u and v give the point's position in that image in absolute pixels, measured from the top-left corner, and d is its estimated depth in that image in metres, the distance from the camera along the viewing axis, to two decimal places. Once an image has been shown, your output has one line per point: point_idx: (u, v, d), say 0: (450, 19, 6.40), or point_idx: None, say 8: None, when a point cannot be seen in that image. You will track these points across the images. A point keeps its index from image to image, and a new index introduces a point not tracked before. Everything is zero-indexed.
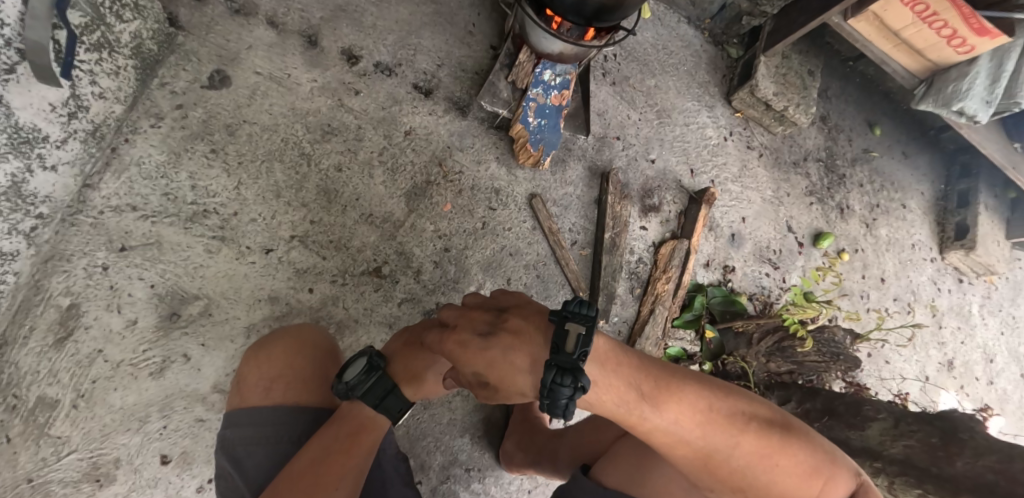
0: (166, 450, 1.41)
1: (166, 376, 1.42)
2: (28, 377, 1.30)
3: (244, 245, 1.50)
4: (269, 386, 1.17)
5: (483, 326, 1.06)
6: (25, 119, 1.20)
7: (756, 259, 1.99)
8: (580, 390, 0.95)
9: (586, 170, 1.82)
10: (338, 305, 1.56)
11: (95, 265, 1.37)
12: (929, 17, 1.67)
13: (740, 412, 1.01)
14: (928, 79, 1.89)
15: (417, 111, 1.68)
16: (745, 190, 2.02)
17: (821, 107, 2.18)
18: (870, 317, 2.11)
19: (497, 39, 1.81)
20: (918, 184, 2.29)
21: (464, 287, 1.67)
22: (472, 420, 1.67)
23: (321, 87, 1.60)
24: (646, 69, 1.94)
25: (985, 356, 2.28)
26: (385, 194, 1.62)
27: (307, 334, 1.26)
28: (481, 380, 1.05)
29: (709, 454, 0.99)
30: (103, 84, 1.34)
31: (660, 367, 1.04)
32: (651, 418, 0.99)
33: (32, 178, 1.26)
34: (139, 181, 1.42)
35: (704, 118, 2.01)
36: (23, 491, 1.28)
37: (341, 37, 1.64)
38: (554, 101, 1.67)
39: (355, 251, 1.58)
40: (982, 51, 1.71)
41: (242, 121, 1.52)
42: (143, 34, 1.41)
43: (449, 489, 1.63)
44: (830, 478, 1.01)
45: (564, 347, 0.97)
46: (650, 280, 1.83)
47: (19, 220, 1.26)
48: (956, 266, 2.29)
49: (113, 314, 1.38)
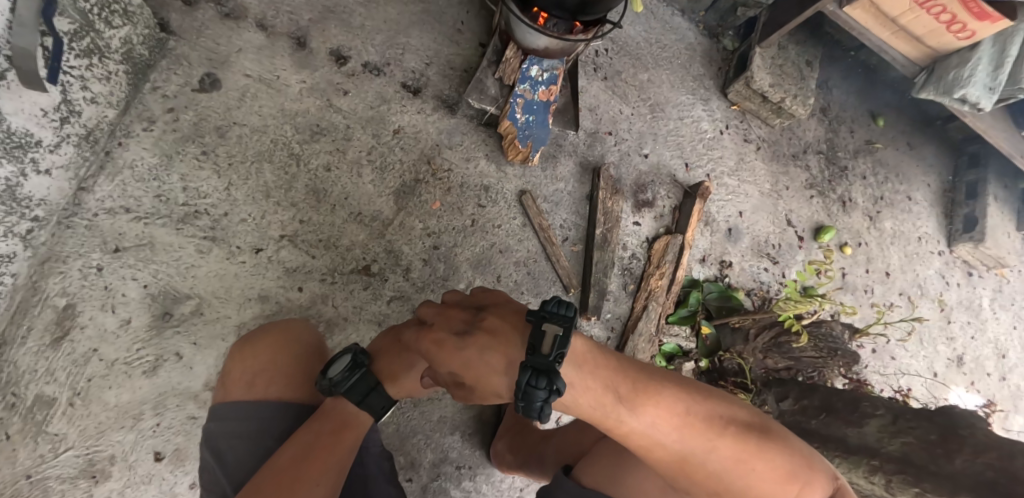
0: (159, 447, 1.44)
1: (160, 374, 1.45)
2: (26, 376, 1.33)
3: (235, 245, 1.52)
4: (253, 382, 1.19)
5: (460, 325, 1.06)
6: (17, 124, 1.24)
7: (754, 254, 1.96)
8: (555, 393, 0.95)
9: (577, 165, 1.81)
10: (328, 304, 1.57)
11: (90, 265, 1.41)
12: (926, 3, 1.62)
13: (718, 416, 1.00)
14: (929, 66, 1.84)
15: (405, 110, 1.69)
16: (741, 184, 1.99)
17: (822, 98, 2.14)
18: (872, 312, 2.06)
19: (486, 37, 1.81)
20: (924, 176, 2.23)
21: (454, 284, 1.68)
22: (463, 418, 1.67)
23: (310, 87, 1.62)
24: (638, 63, 1.92)
25: (997, 351, 2.22)
26: (373, 192, 1.63)
27: (294, 330, 1.27)
28: (456, 380, 1.05)
29: (686, 457, 0.98)
30: (94, 89, 1.38)
31: (638, 369, 1.03)
32: (628, 421, 0.98)
33: (26, 181, 1.30)
34: (132, 184, 1.46)
35: (699, 112, 1.98)
36: (22, 487, 1.32)
37: (330, 38, 1.66)
38: (542, 97, 1.66)
39: (343, 250, 1.60)
40: (984, 36, 1.66)
41: (232, 123, 1.54)
42: (133, 40, 1.44)
43: (440, 486, 1.63)
44: (807, 482, 0.99)
45: (541, 349, 0.97)
46: (644, 276, 1.81)
47: (14, 223, 1.30)
48: (966, 259, 2.23)
49: (108, 313, 1.41)
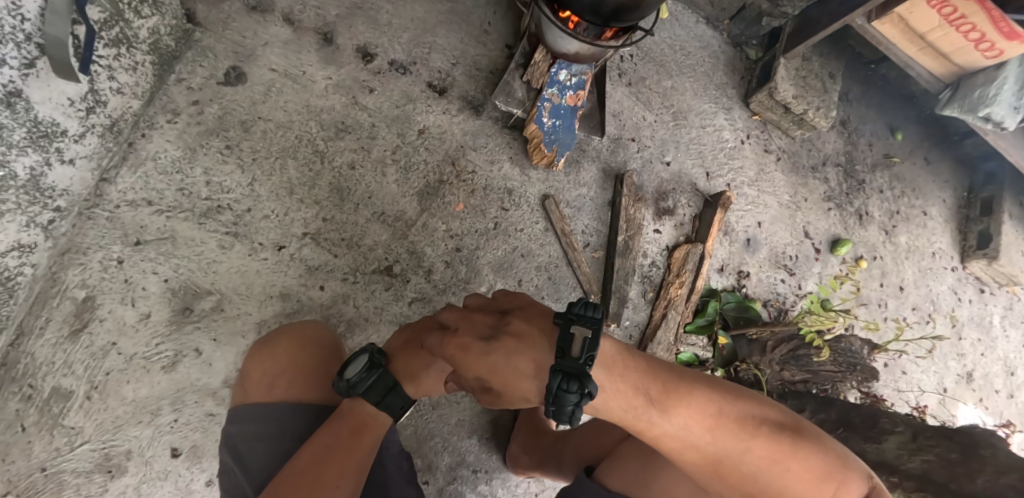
0: (176, 444, 1.42)
1: (179, 370, 1.43)
2: (43, 368, 1.31)
3: (257, 241, 1.50)
4: (272, 384, 1.17)
5: (485, 329, 1.04)
6: (44, 113, 1.22)
7: (771, 265, 1.97)
8: (587, 397, 0.93)
9: (600, 171, 1.81)
10: (349, 303, 1.56)
11: (111, 258, 1.39)
12: (956, 20, 1.63)
13: (750, 416, 1.00)
14: (954, 83, 1.84)
15: (431, 110, 1.68)
16: (761, 194, 1.99)
17: (841, 110, 2.14)
18: (889, 327, 2.07)
19: (513, 38, 1.80)
20: (940, 192, 2.24)
21: (475, 287, 1.67)
22: (481, 421, 1.67)
23: (336, 84, 1.60)
24: (663, 69, 1.92)
25: (1007, 368, 2.23)
26: (397, 192, 1.62)
27: (311, 331, 1.26)
28: (483, 384, 1.03)
29: (718, 459, 0.98)
30: (121, 79, 1.35)
31: (668, 370, 1.03)
32: (660, 423, 0.97)
33: (50, 171, 1.28)
34: (155, 176, 1.44)
35: (721, 120, 1.98)
36: (37, 479, 1.30)
37: (356, 35, 1.64)
38: (570, 101, 1.66)
39: (366, 250, 1.59)
40: (1012, 56, 1.66)
41: (257, 117, 1.53)
42: (161, 30, 1.41)
43: (456, 489, 1.63)
44: (842, 482, 0.99)
45: (570, 352, 0.96)
46: (663, 284, 1.82)
47: (37, 213, 1.27)
48: (978, 275, 2.24)
49: (128, 307, 1.40)
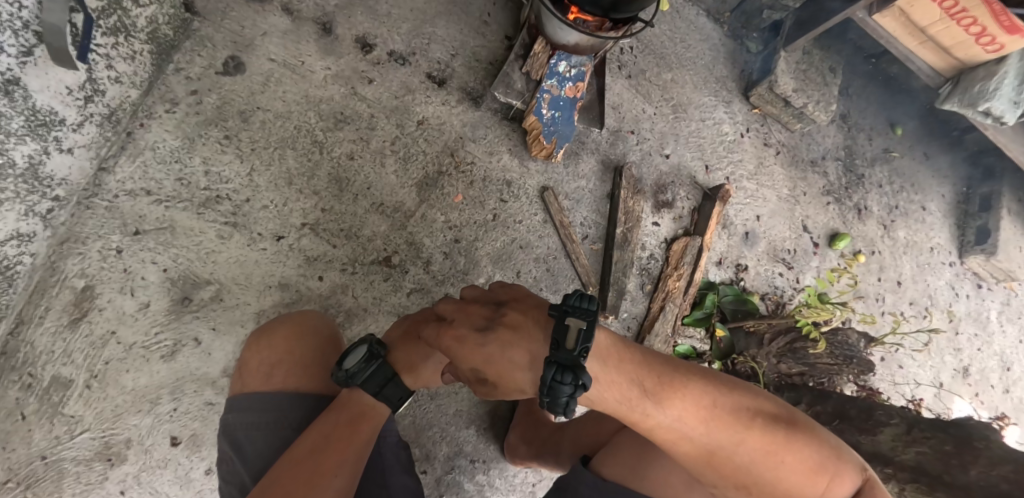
0: (175, 432, 1.43)
1: (177, 359, 1.44)
2: (43, 357, 1.32)
3: (256, 231, 1.50)
4: (271, 372, 1.18)
5: (481, 321, 1.04)
6: (42, 102, 1.25)
7: (769, 258, 1.97)
8: (581, 388, 0.94)
9: (599, 163, 1.81)
10: (348, 294, 1.57)
11: (110, 247, 1.39)
12: (957, 14, 1.62)
13: (745, 408, 1.00)
14: (954, 78, 1.84)
15: (431, 101, 1.67)
16: (760, 188, 1.99)
17: (841, 104, 2.14)
18: (886, 321, 2.08)
19: (512, 30, 1.79)
20: (939, 187, 2.24)
21: (474, 278, 1.68)
22: (479, 412, 1.68)
23: (335, 74, 1.60)
24: (663, 62, 1.91)
25: (1003, 363, 2.24)
26: (396, 183, 1.62)
27: (309, 320, 1.27)
28: (479, 376, 1.04)
29: (712, 451, 0.98)
30: (119, 68, 1.36)
31: (664, 362, 1.03)
32: (655, 415, 0.98)
33: (49, 160, 1.30)
34: (153, 166, 1.43)
35: (721, 114, 1.98)
36: (37, 468, 1.31)
37: (355, 25, 1.63)
38: (569, 93, 1.65)
39: (365, 241, 1.59)
40: (1012, 50, 1.66)
41: (256, 108, 1.52)
42: (159, 20, 1.42)
43: (453, 479, 1.64)
44: (835, 475, 1.00)
45: (564, 344, 0.96)
46: (661, 277, 1.82)
47: (35, 202, 1.29)
48: (976, 271, 2.25)
49: (127, 296, 1.40)
